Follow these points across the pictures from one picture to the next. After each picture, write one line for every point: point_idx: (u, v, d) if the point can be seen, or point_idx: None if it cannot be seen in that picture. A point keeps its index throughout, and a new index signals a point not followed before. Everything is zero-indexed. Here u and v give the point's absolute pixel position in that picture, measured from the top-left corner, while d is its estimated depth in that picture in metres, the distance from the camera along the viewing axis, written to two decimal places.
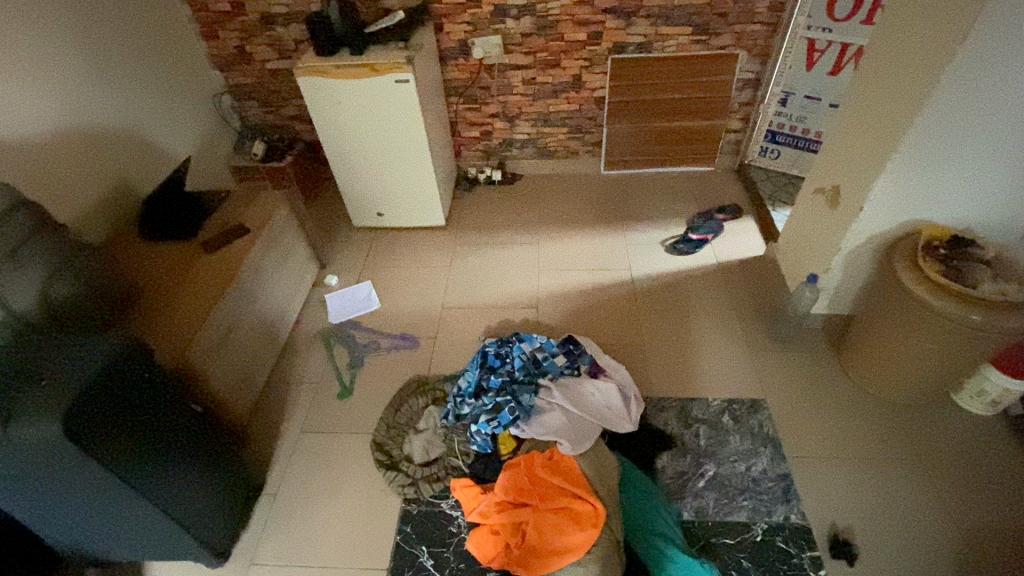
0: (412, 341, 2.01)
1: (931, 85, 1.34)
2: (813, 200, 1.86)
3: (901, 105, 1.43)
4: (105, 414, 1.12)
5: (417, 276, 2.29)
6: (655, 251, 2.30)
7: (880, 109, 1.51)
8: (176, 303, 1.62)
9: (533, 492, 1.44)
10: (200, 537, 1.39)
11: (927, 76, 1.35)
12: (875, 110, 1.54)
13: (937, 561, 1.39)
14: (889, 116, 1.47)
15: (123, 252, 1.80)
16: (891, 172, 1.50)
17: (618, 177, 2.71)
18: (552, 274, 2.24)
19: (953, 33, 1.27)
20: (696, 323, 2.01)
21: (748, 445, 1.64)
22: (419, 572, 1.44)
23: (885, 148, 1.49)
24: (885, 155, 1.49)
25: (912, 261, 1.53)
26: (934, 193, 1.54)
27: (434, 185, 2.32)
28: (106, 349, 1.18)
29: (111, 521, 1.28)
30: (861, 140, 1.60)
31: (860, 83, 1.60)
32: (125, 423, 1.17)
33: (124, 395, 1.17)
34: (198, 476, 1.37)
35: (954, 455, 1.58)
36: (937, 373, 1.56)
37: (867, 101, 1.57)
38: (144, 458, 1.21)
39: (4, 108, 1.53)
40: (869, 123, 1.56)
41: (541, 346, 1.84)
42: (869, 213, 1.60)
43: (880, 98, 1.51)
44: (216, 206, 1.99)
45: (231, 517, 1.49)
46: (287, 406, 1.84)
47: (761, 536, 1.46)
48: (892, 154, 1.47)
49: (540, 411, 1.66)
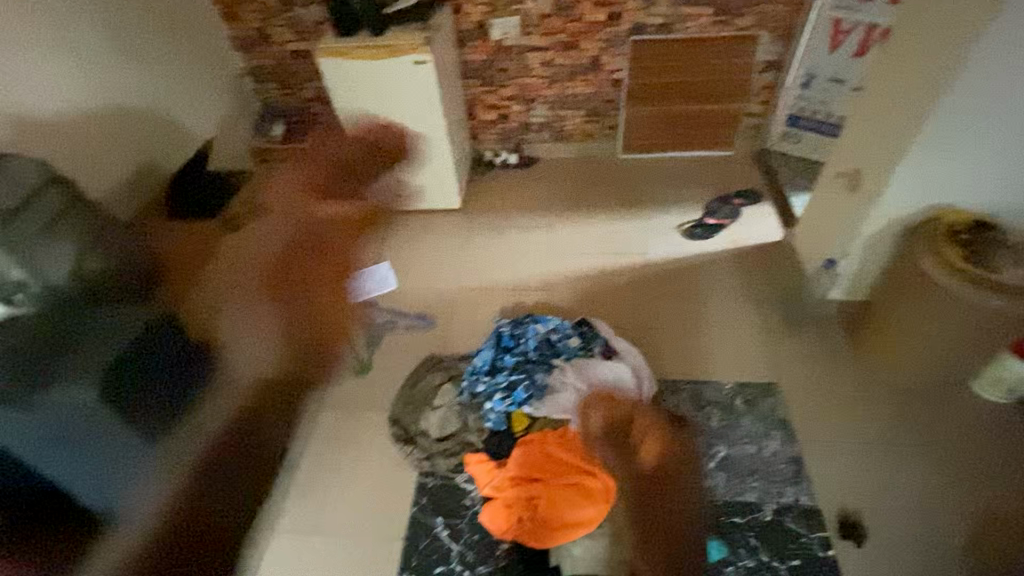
0: (428, 322, 2.05)
1: (959, 66, 1.31)
2: (833, 184, 1.84)
3: (926, 87, 1.41)
4: (134, 380, 1.18)
5: (433, 257, 2.32)
6: (670, 236, 2.30)
7: (905, 91, 1.48)
8: (202, 279, 1.67)
9: (547, 469, 1.50)
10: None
11: (954, 56, 1.32)
12: (900, 92, 1.51)
13: (946, 544, 1.40)
14: (914, 97, 1.45)
15: (149, 229, 1.86)
16: (918, 155, 1.48)
17: (635, 162, 2.69)
18: (566, 257, 2.25)
19: (982, 12, 1.24)
20: (711, 308, 2.01)
21: (760, 427, 1.65)
22: (434, 542, 1.49)
23: (908, 130, 1.47)
24: (910, 137, 1.46)
25: (932, 246, 1.51)
26: (958, 177, 1.51)
27: (450, 168, 2.34)
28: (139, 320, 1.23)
29: (144, 485, 1.35)
30: (884, 123, 1.57)
31: (884, 64, 1.58)
32: (157, 390, 1.22)
33: (151, 362, 1.23)
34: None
35: (969, 442, 1.58)
36: (954, 359, 1.55)
37: (891, 82, 1.54)
38: None
39: (37, 87, 1.57)
40: (893, 105, 1.54)
41: (555, 328, 1.85)
42: (890, 198, 1.58)
43: (905, 79, 1.49)
44: (238, 185, 2.03)
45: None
46: (307, 381, 1.90)
47: (770, 516, 1.48)
48: (919, 137, 1.44)
49: (553, 390, 1.68)
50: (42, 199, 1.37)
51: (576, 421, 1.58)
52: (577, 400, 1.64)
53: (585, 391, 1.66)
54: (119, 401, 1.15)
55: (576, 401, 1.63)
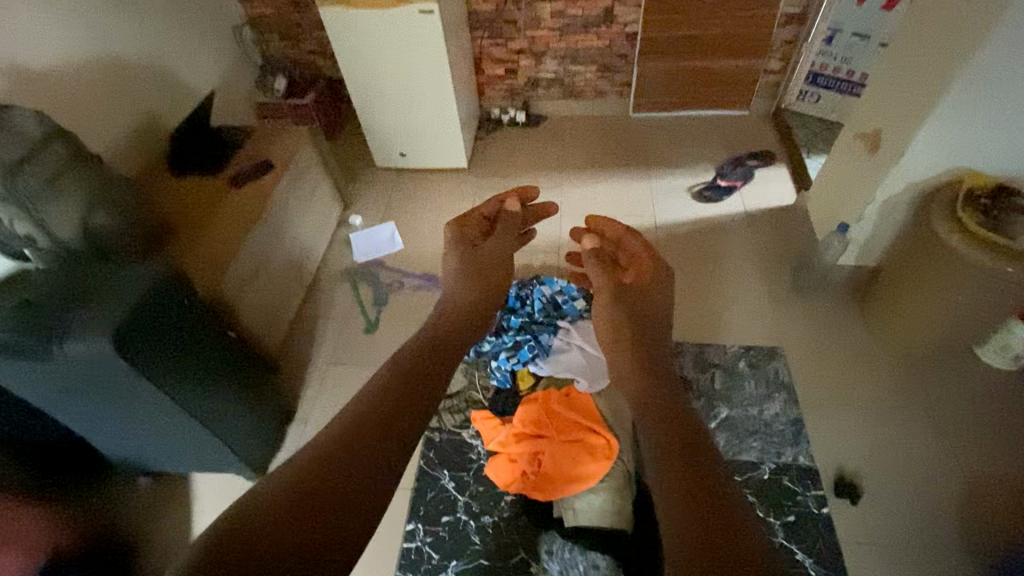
0: (434, 282, 2.06)
1: (996, 19, 1.24)
2: (852, 145, 1.78)
3: (958, 41, 1.34)
4: (149, 332, 1.19)
5: (439, 217, 2.30)
6: (680, 197, 2.26)
7: (935, 46, 1.41)
8: (208, 236, 1.66)
9: (550, 426, 1.53)
10: (238, 453, 1.49)
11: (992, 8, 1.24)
12: (929, 47, 1.43)
13: (939, 504, 1.44)
14: (944, 52, 1.38)
15: (154, 185, 1.84)
16: (942, 113, 1.41)
17: (647, 120, 2.62)
18: (574, 218, 2.23)
19: None
20: (719, 272, 2.00)
21: (763, 390, 1.67)
22: (441, 493, 1.55)
23: (936, 89, 1.41)
24: (935, 95, 1.40)
25: (950, 211, 1.48)
26: (983, 139, 1.46)
27: (457, 125, 2.29)
28: (148, 275, 1.24)
29: (158, 435, 1.39)
30: (910, 80, 1.50)
31: (914, 17, 1.49)
32: (168, 344, 1.24)
33: (165, 316, 1.23)
34: (235, 396, 1.46)
35: (969, 408, 1.59)
36: (962, 326, 1.55)
37: (920, 37, 1.47)
38: (186, 377, 1.30)
39: (31, 35, 1.52)
40: (921, 61, 1.47)
41: (561, 290, 1.86)
42: (911, 160, 1.53)
43: (937, 34, 1.41)
44: (242, 141, 2.00)
45: (265, 438, 1.59)
46: (316, 339, 1.92)
47: (767, 475, 1.50)
48: (944, 94, 1.38)
49: (558, 350, 1.72)
50: (45, 152, 1.35)
51: (580, 381, 1.62)
52: (581, 361, 1.67)
53: (590, 353, 1.69)
54: (136, 354, 1.16)
55: (581, 362, 1.67)
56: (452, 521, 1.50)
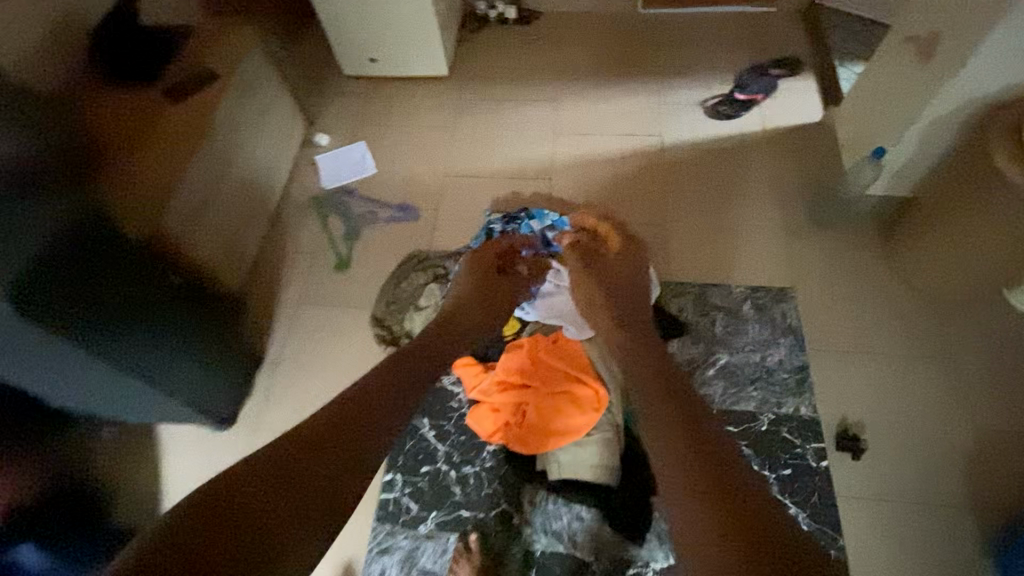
0: (412, 213, 1.85)
1: None
2: (900, 52, 1.50)
3: None
4: (54, 280, 1.02)
5: (417, 137, 2.03)
6: (690, 114, 1.99)
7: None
8: (140, 162, 1.43)
9: (536, 376, 1.41)
10: (193, 404, 1.39)
11: None
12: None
13: (944, 458, 1.37)
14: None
15: (75, 98, 1.56)
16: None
17: (657, 19, 2.25)
18: (569, 139, 1.97)
19: None
20: (728, 202, 1.79)
21: (767, 335, 1.54)
22: (420, 441, 1.46)
23: None
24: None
25: (1011, 136, 1.25)
26: None
27: (434, 24, 1.95)
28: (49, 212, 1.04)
29: (104, 390, 1.27)
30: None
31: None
32: (83, 292, 1.08)
33: (78, 263, 1.07)
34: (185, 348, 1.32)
35: (989, 356, 1.47)
36: (998, 269, 1.38)
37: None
38: (115, 327, 1.15)
39: None
40: None
41: (551, 225, 1.66)
42: (974, 71, 1.27)
43: None
44: (177, 44, 1.68)
45: (225, 386, 1.48)
46: (283, 277, 1.76)
47: (766, 426, 1.42)
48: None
49: (546, 293, 1.55)
50: None
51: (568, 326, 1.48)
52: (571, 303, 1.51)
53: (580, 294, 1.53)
54: (41, 308, 1.00)
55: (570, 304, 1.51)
56: (431, 471, 1.42)
